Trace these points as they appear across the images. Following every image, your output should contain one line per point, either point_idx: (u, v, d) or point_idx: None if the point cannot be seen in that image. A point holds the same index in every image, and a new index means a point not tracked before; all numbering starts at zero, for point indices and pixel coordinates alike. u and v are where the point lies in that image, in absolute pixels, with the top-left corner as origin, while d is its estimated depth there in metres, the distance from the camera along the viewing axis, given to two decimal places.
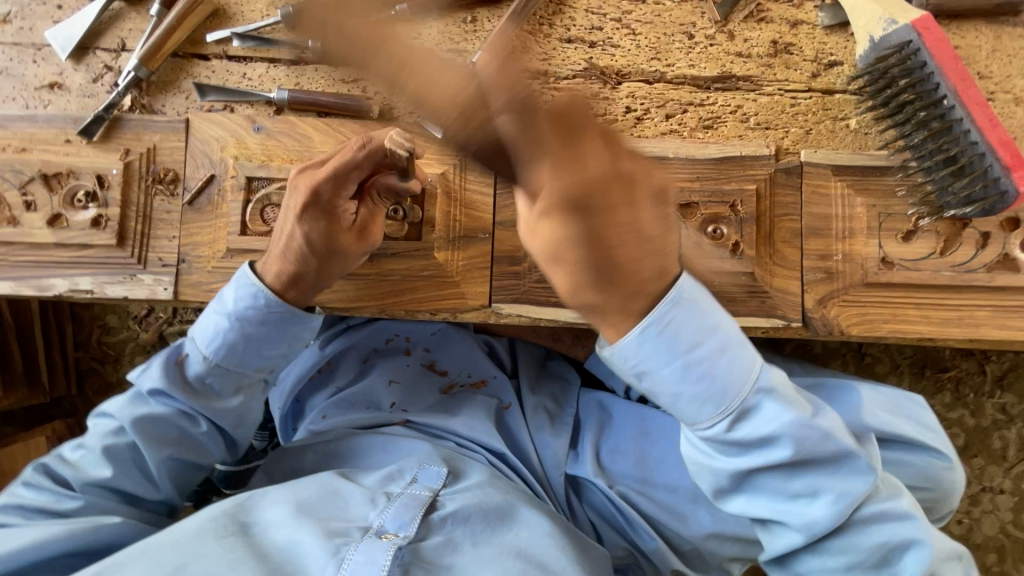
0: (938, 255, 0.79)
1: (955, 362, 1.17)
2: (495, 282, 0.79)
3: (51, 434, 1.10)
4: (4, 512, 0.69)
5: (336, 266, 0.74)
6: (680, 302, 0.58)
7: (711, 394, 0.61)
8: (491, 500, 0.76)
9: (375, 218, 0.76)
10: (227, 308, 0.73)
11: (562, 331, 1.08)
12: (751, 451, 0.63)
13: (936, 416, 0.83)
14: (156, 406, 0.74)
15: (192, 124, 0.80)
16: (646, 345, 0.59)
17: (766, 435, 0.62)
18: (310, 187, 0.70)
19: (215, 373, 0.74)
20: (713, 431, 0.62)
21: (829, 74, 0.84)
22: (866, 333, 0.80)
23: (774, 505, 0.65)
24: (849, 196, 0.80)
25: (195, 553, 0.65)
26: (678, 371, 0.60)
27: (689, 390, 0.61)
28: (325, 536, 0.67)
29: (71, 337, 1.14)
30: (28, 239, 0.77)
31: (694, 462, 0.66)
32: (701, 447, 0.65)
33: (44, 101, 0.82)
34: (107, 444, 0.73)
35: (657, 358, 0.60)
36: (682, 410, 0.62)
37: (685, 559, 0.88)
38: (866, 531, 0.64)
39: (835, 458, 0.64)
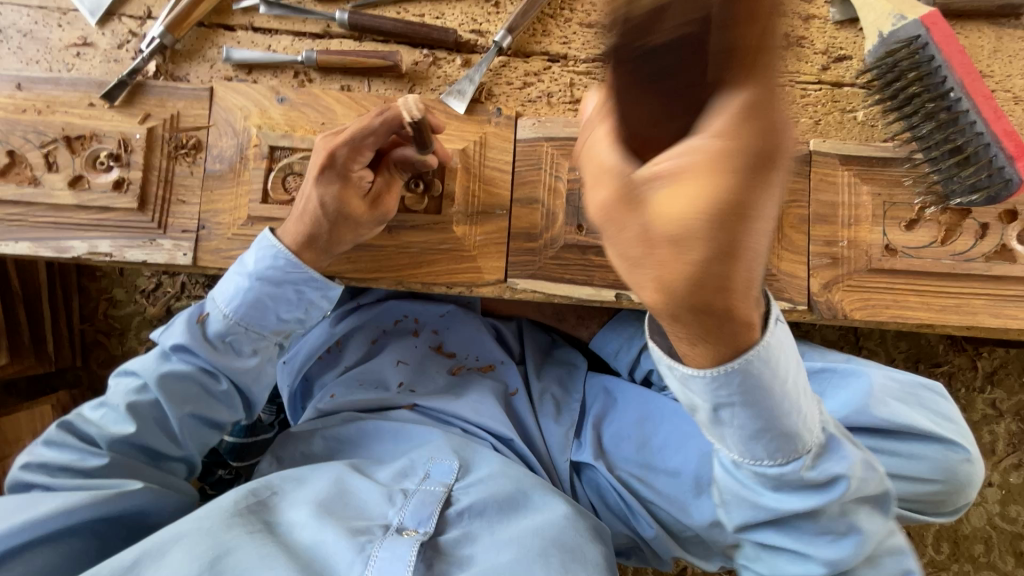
0: (939, 244, 0.82)
1: (948, 357, 1.21)
2: (511, 258, 0.81)
3: (56, 403, 1.09)
4: (32, 471, 0.71)
5: (348, 232, 0.74)
6: (778, 331, 0.47)
7: (784, 438, 0.53)
8: (504, 489, 0.77)
9: (389, 190, 0.77)
10: (248, 270, 0.74)
11: (566, 311, 1.09)
12: (800, 491, 0.58)
13: (955, 407, 0.85)
14: (177, 363, 0.75)
15: (216, 93, 0.81)
16: (748, 382, 0.47)
17: (827, 479, 0.57)
18: (328, 151, 0.73)
19: (234, 331, 0.76)
20: (774, 472, 0.56)
21: (839, 67, 0.88)
22: (868, 317, 0.82)
23: (804, 541, 0.62)
24: (855, 185, 0.83)
25: (226, 544, 0.65)
26: (764, 414, 0.50)
27: (772, 431, 0.52)
28: (349, 535, 0.68)
29: (77, 308, 1.14)
30: (49, 200, 0.78)
31: (737, 493, 0.61)
32: (751, 483, 0.59)
33: (68, 65, 0.82)
34: (130, 401, 0.73)
35: (758, 392, 0.48)
36: (748, 447, 0.53)
37: (686, 544, 0.89)
38: (875, 565, 0.64)
39: (873, 497, 0.63)
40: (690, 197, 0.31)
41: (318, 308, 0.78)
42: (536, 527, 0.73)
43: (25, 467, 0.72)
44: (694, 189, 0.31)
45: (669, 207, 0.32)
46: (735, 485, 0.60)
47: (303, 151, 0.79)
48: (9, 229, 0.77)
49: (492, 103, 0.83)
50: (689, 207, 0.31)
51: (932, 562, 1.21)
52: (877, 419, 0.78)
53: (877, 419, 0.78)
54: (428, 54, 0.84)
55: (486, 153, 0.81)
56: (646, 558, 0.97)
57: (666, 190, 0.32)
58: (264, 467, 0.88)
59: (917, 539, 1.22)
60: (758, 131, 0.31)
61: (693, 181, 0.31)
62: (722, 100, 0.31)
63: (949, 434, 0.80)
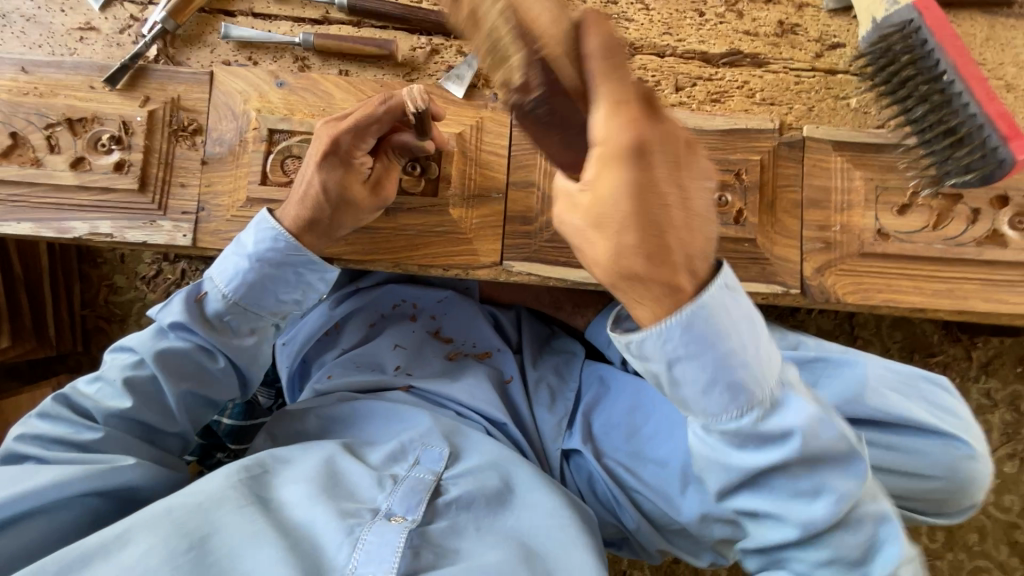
0: (931, 229, 0.83)
1: (943, 347, 1.21)
2: (506, 241, 0.82)
3: (56, 386, 1.11)
4: (26, 442, 0.71)
5: (349, 217, 0.76)
6: (720, 288, 0.54)
7: (736, 389, 0.56)
8: (493, 483, 0.79)
9: (389, 175, 0.78)
10: (246, 251, 0.75)
11: (564, 299, 1.10)
12: (763, 447, 0.59)
13: (965, 406, 0.84)
14: (175, 341, 0.76)
15: (217, 77, 0.82)
16: (682, 332, 0.54)
17: (782, 433, 0.58)
18: (332, 137, 0.73)
19: (233, 312, 0.77)
20: (732, 426, 0.58)
21: (832, 55, 0.88)
22: (860, 301, 0.83)
23: (773, 499, 0.62)
24: (848, 170, 0.84)
25: (215, 523, 0.66)
26: (712, 363, 0.56)
27: (721, 382, 0.56)
28: (339, 517, 0.69)
29: (78, 294, 1.15)
30: (50, 181, 0.79)
31: (706, 456, 0.62)
32: (715, 441, 0.60)
33: (71, 50, 0.83)
34: (127, 376, 0.74)
35: (696, 345, 0.55)
36: (702, 402, 0.57)
37: (669, 536, 0.90)
38: (852, 529, 0.62)
39: (840, 456, 0.60)
40: (604, 189, 0.51)
41: (315, 291, 0.79)
42: (519, 528, 0.75)
43: (19, 438, 0.72)
44: (612, 182, 0.51)
45: (601, 189, 0.51)
46: (703, 447, 0.61)
47: (302, 134, 0.80)
48: (12, 209, 0.78)
49: (490, 88, 0.84)
50: (609, 198, 0.51)
51: (927, 551, 1.22)
52: (871, 407, 0.80)
53: (869, 408, 0.80)
54: (426, 40, 0.85)
55: (482, 137, 0.82)
56: (637, 552, 0.97)
57: (596, 178, 0.51)
58: (258, 444, 0.89)
59: (911, 528, 1.22)
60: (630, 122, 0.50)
61: (603, 182, 0.51)
62: (594, 119, 0.50)
63: (950, 429, 0.80)
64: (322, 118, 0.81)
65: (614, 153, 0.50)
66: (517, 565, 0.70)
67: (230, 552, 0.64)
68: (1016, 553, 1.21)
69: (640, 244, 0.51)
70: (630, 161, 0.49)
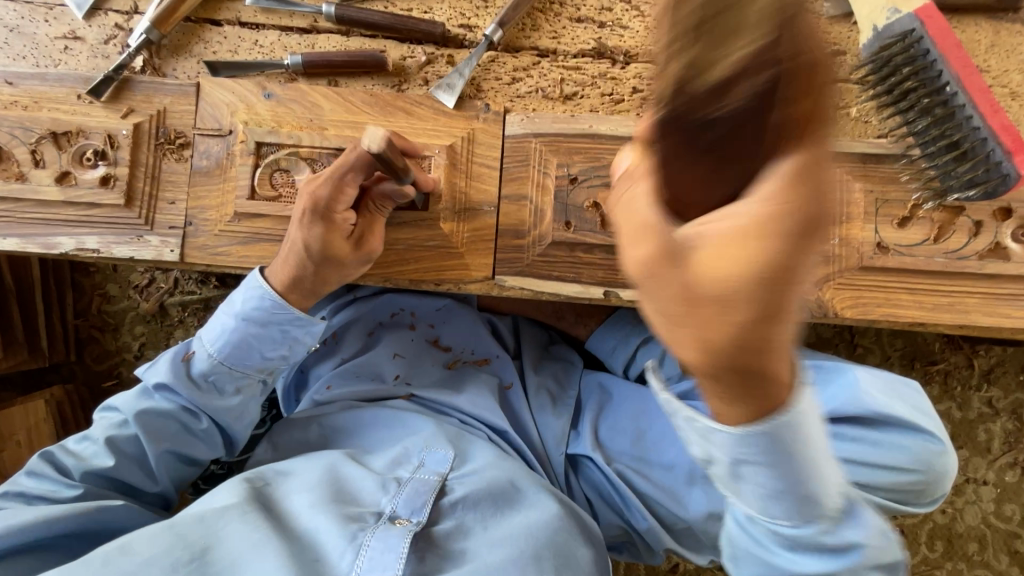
0: (932, 242, 0.81)
1: (944, 354, 1.20)
2: (498, 256, 0.80)
3: (50, 398, 1.09)
4: (8, 498, 0.71)
5: (333, 273, 0.75)
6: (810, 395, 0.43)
7: (805, 501, 0.49)
8: (499, 484, 0.76)
9: (372, 228, 0.77)
10: (235, 310, 0.75)
11: (566, 309, 1.09)
12: (811, 553, 0.55)
13: (930, 401, 0.85)
14: (160, 401, 0.76)
15: (203, 89, 0.80)
16: (775, 444, 0.43)
17: (833, 542, 0.55)
18: (310, 195, 0.72)
19: (220, 372, 0.76)
20: (787, 531, 0.52)
21: None
22: (859, 315, 0.81)
23: None
24: (848, 182, 0.82)
25: (218, 532, 0.65)
26: (791, 476, 0.47)
27: (789, 494, 0.49)
28: (342, 522, 0.68)
29: (71, 303, 1.14)
30: (36, 196, 0.78)
31: (749, 548, 0.58)
32: (760, 539, 0.56)
33: (55, 61, 0.82)
34: (110, 436, 0.74)
35: (774, 460, 0.44)
36: (765, 507, 0.50)
37: (677, 536, 0.90)
38: None
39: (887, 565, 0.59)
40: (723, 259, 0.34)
41: (302, 346, 0.78)
42: (529, 529, 0.72)
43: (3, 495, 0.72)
44: (749, 252, 0.33)
45: (710, 264, 0.34)
46: (746, 539, 0.57)
47: (290, 147, 0.79)
48: None
49: (481, 98, 0.82)
50: (730, 269, 0.34)
51: (925, 560, 1.21)
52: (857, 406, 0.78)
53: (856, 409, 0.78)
54: (416, 49, 0.84)
55: (474, 149, 0.81)
56: (638, 555, 0.97)
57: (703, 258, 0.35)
58: (260, 454, 0.88)
59: (910, 537, 1.22)
60: (805, 196, 0.33)
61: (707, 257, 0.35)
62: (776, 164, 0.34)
63: (925, 424, 0.79)
64: (310, 131, 0.79)
65: (763, 222, 0.33)
66: (526, 566, 0.68)
67: (233, 561, 0.63)
68: (1016, 563, 1.20)
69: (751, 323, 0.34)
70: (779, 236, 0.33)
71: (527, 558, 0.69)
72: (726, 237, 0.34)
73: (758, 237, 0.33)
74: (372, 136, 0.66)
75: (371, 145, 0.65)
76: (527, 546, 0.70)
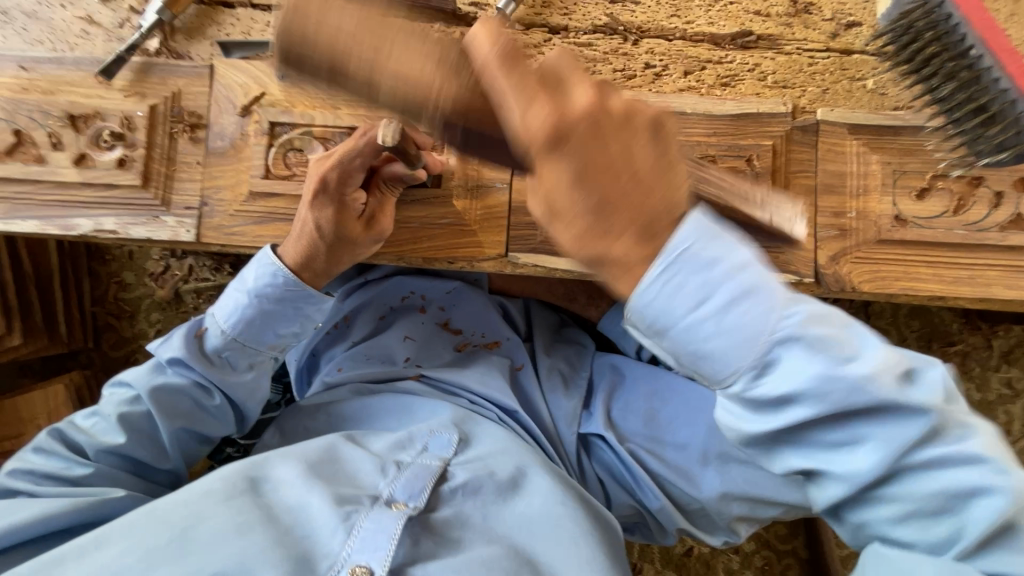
0: (952, 214, 0.80)
1: (962, 335, 1.18)
2: (511, 233, 0.80)
3: (69, 382, 1.11)
4: (17, 477, 0.72)
5: (346, 253, 0.75)
6: (686, 242, 0.46)
7: (720, 348, 0.47)
8: (503, 471, 0.75)
9: (383, 210, 0.77)
10: (247, 287, 0.75)
11: (577, 291, 1.08)
12: (773, 409, 0.48)
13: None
14: (172, 376, 0.77)
15: (217, 70, 0.81)
16: (661, 290, 0.47)
17: (788, 393, 0.46)
18: (319, 175, 0.72)
19: (232, 347, 0.77)
20: (730, 390, 0.49)
21: (848, 34, 0.86)
22: (877, 290, 0.80)
23: (812, 462, 0.49)
24: (865, 154, 0.81)
25: (202, 516, 0.63)
26: (690, 326, 0.47)
27: (708, 343, 0.47)
28: (335, 503, 0.65)
29: (88, 291, 1.16)
30: (55, 178, 0.79)
31: (709, 428, 0.53)
32: (718, 407, 0.51)
33: (71, 45, 0.83)
34: (122, 412, 0.75)
35: (681, 301, 0.47)
36: (700, 369, 0.49)
37: (690, 517, 0.89)
38: (922, 474, 0.47)
39: (890, 402, 0.46)
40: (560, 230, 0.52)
41: (314, 323, 0.79)
42: (527, 524, 0.70)
43: (12, 474, 0.72)
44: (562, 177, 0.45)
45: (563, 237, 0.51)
46: (706, 420, 0.53)
47: (304, 127, 0.79)
48: (17, 207, 0.78)
49: None
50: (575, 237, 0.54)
51: None
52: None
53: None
54: None
55: None
56: (651, 535, 0.96)
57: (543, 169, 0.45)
58: (268, 438, 0.88)
59: None
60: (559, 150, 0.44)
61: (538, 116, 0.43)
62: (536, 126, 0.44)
63: None
64: (322, 109, 0.80)
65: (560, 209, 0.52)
66: (521, 563, 0.66)
67: (211, 544, 0.60)
68: None
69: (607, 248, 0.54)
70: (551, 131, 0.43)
71: (522, 556, 0.67)
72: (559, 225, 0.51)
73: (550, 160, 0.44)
74: (381, 128, 0.65)
75: (382, 135, 0.65)
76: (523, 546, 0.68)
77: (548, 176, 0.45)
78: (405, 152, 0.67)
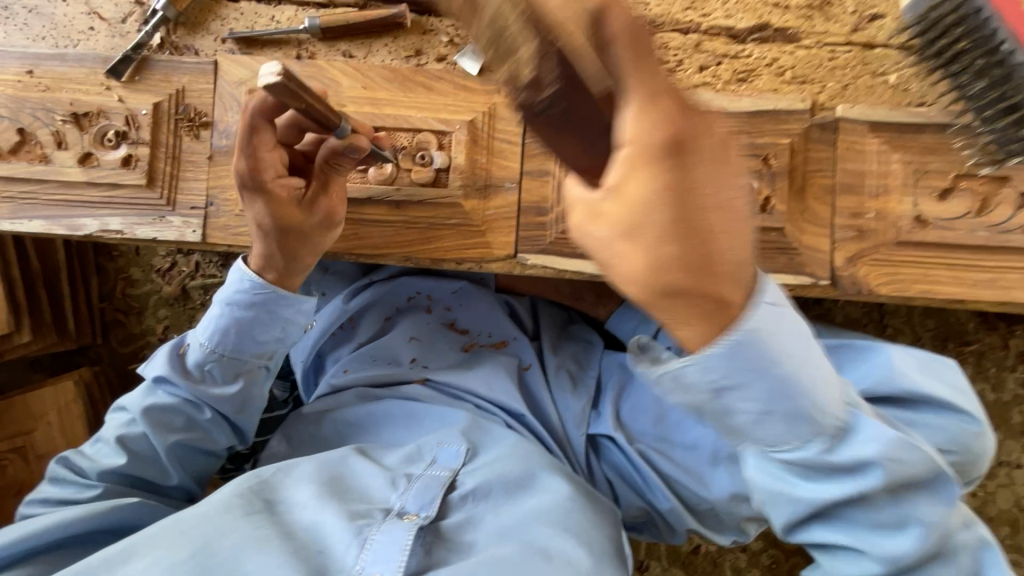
0: (974, 215, 0.77)
1: (978, 335, 1.16)
2: (520, 233, 0.79)
3: (79, 379, 1.12)
4: (35, 505, 0.74)
5: (296, 243, 0.74)
6: (766, 305, 0.47)
7: (805, 414, 0.51)
8: (513, 471, 0.74)
9: (328, 193, 0.74)
10: (221, 297, 0.76)
11: (585, 290, 1.07)
12: (838, 483, 0.56)
13: (968, 380, 0.81)
14: (162, 397, 0.76)
15: (220, 67, 0.79)
16: (737, 357, 0.47)
17: (858, 461, 0.54)
18: (237, 171, 0.71)
19: (214, 361, 0.76)
20: (802, 452, 0.54)
21: (871, 27, 0.82)
22: (894, 293, 0.78)
23: (855, 534, 0.60)
24: (885, 152, 0.78)
25: (221, 529, 0.63)
26: (773, 386, 0.49)
27: (779, 410, 0.51)
28: (347, 518, 0.66)
29: (95, 287, 1.16)
30: (59, 178, 0.78)
31: (768, 488, 0.59)
32: (781, 474, 0.57)
33: (74, 41, 0.82)
34: (120, 435, 0.75)
35: (749, 371, 0.48)
36: (765, 431, 0.52)
37: (700, 517, 0.88)
38: (950, 562, 0.61)
39: (931, 482, 0.58)
40: (635, 195, 0.40)
41: (295, 325, 0.78)
42: (539, 515, 0.70)
43: (32, 503, 0.75)
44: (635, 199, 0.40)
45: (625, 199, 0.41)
46: (763, 480, 0.58)
47: None
48: (24, 207, 0.78)
49: None
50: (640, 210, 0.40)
51: None
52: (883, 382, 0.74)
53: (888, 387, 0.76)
54: (437, 22, 0.82)
55: (494, 124, 0.79)
56: (660, 534, 0.96)
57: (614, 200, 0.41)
58: (274, 446, 0.88)
59: None
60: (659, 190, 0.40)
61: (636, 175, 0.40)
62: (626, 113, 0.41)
63: (963, 405, 0.76)
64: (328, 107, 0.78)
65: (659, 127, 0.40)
66: (532, 554, 0.66)
67: (234, 556, 0.61)
68: None
69: (683, 256, 0.41)
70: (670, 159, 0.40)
71: (535, 551, 0.66)
72: (627, 170, 0.41)
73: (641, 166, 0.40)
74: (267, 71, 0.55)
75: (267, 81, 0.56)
76: (539, 535, 0.68)
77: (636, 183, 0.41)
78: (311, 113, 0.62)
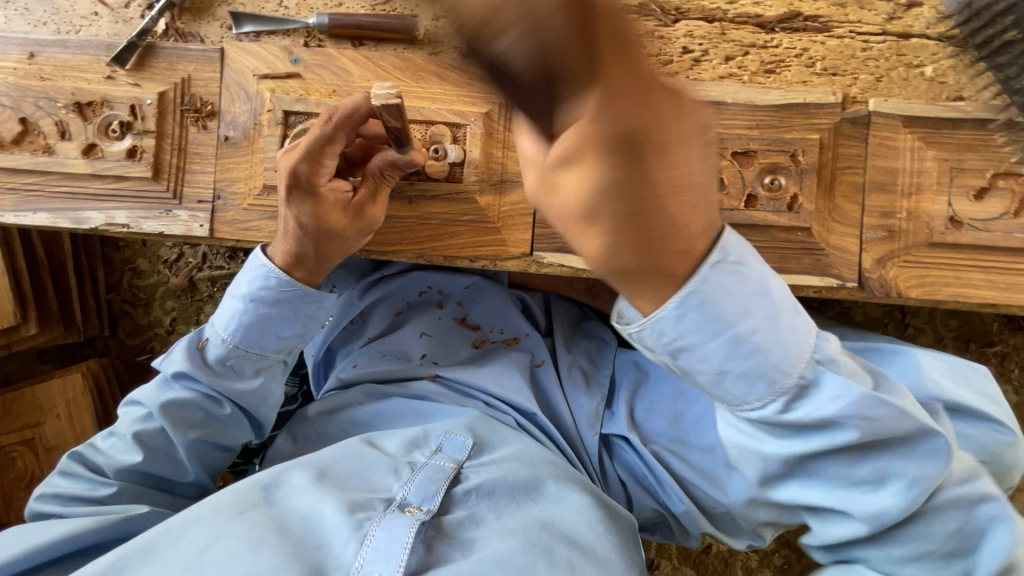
0: (1011, 216, 0.74)
1: (1002, 336, 1.13)
2: (537, 231, 0.76)
3: (86, 371, 1.11)
4: (47, 500, 0.73)
5: (334, 247, 0.72)
6: (721, 263, 0.48)
7: (761, 371, 0.53)
8: (518, 471, 0.73)
9: (374, 201, 0.73)
10: (242, 291, 0.74)
11: (599, 287, 1.05)
12: (803, 437, 0.56)
13: (998, 387, 0.77)
14: (179, 391, 0.75)
15: (227, 55, 0.77)
16: (688, 318, 0.50)
17: (828, 416, 0.54)
18: (289, 168, 0.68)
19: (237, 355, 0.75)
20: (765, 412, 0.55)
21: (907, 16, 0.78)
22: (924, 296, 0.75)
23: (837, 494, 0.58)
24: (919, 149, 0.75)
25: (215, 537, 0.61)
26: (727, 346, 0.52)
27: (736, 369, 0.53)
28: (346, 510, 0.64)
29: (102, 278, 1.14)
30: (63, 169, 0.76)
31: (742, 446, 0.59)
32: (752, 432, 0.58)
33: (75, 27, 0.79)
34: (136, 430, 0.74)
35: (701, 333, 0.51)
36: (727, 390, 0.54)
37: (714, 520, 0.86)
38: (942, 518, 0.59)
39: (916, 436, 0.56)
40: (580, 185, 0.36)
41: (319, 322, 0.76)
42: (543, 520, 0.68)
43: (44, 497, 0.74)
44: (572, 199, 0.37)
45: (573, 187, 0.36)
46: (735, 437, 0.59)
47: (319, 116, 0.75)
48: (27, 200, 0.76)
49: None
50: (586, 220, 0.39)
51: None
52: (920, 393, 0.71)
53: (919, 395, 0.72)
54: None
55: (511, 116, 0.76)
56: (672, 536, 0.94)
57: (570, 173, 0.35)
58: (280, 445, 0.87)
59: None
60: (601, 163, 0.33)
61: (583, 164, 0.34)
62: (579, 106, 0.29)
63: (996, 415, 0.74)
64: (339, 98, 0.75)
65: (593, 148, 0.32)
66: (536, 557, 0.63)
67: (226, 560, 0.59)
68: None
69: (624, 236, 0.39)
70: (605, 159, 0.33)
71: (538, 549, 0.64)
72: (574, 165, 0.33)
73: (584, 171, 0.34)
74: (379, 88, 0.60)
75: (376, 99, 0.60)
76: (541, 536, 0.66)
77: (575, 176, 0.35)
78: (388, 125, 0.63)
